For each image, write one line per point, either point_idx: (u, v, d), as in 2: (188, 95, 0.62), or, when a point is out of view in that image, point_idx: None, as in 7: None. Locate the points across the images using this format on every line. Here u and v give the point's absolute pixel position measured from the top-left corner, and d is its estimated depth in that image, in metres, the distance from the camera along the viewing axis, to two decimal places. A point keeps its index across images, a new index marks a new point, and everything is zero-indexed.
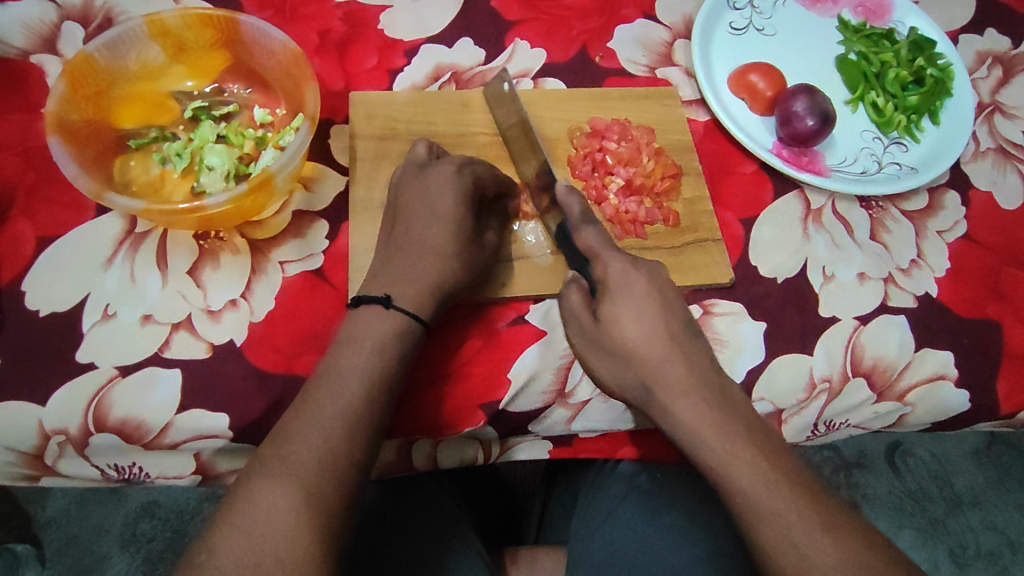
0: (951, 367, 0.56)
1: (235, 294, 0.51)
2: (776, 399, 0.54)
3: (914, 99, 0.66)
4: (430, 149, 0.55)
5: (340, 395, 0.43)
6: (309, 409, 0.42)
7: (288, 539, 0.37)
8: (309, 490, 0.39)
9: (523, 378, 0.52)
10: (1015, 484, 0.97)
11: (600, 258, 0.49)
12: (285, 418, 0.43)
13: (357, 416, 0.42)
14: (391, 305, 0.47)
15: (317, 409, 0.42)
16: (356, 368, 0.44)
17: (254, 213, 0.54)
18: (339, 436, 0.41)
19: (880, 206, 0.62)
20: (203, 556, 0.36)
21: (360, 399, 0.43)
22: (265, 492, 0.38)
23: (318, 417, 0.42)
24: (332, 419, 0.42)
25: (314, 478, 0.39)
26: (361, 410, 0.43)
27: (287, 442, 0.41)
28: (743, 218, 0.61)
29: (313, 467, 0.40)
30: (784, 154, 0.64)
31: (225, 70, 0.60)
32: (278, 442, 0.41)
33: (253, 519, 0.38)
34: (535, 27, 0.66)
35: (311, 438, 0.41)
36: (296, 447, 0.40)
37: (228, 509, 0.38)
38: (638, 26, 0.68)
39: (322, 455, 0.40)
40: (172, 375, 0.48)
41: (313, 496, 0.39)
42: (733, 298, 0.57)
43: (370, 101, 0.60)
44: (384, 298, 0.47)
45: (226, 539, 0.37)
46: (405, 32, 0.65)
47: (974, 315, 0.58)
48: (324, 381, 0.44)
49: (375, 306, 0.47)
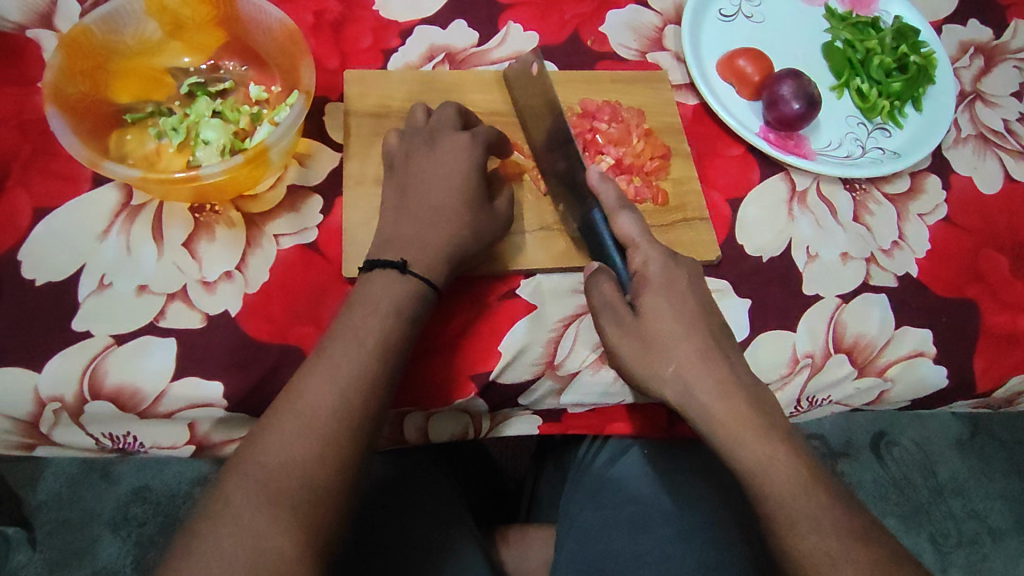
0: (930, 344, 0.58)
1: (230, 266, 0.52)
2: (760, 373, 0.56)
3: (898, 85, 0.67)
4: (426, 113, 0.57)
5: (357, 354, 0.44)
6: (324, 365, 0.43)
7: (300, 493, 0.39)
8: (326, 445, 0.41)
9: (513, 350, 0.53)
10: (998, 474, 1.00)
11: (640, 248, 0.50)
12: (293, 382, 0.43)
13: (371, 375, 0.43)
14: (407, 271, 0.48)
15: (331, 366, 0.43)
16: (371, 328, 0.45)
17: (249, 187, 0.54)
18: (352, 395, 0.42)
19: (864, 189, 0.64)
20: (220, 504, 0.38)
21: (372, 363, 0.44)
22: (271, 453, 0.40)
23: (334, 373, 0.43)
24: (346, 377, 0.43)
25: (325, 435, 0.41)
26: (377, 370, 0.44)
27: (294, 404, 0.41)
28: (729, 199, 0.62)
29: (329, 422, 0.41)
30: (770, 138, 0.65)
31: (222, 47, 0.60)
32: (293, 397, 0.42)
33: (260, 478, 0.39)
34: (529, 9, 0.68)
35: (327, 394, 0.42)
36: (302, 411, 0.41)
37: (243, 458, 0.40)
38: (629, 11, 0.70)
39: (325, 420, 0.41)
40: (166, 345, 0.49)
41: (315, 462, 0.40)
42: (719, 275, 0.59)
43: (365, 78, 0.61)
44: (400, 263, 0.48)
45: (241, 491, 0.38)
46: (400, 14, 0.66)
47: (953, 295, 0.60)
48: (339, 338, 0.44)
49: (391, 271, 0.47)
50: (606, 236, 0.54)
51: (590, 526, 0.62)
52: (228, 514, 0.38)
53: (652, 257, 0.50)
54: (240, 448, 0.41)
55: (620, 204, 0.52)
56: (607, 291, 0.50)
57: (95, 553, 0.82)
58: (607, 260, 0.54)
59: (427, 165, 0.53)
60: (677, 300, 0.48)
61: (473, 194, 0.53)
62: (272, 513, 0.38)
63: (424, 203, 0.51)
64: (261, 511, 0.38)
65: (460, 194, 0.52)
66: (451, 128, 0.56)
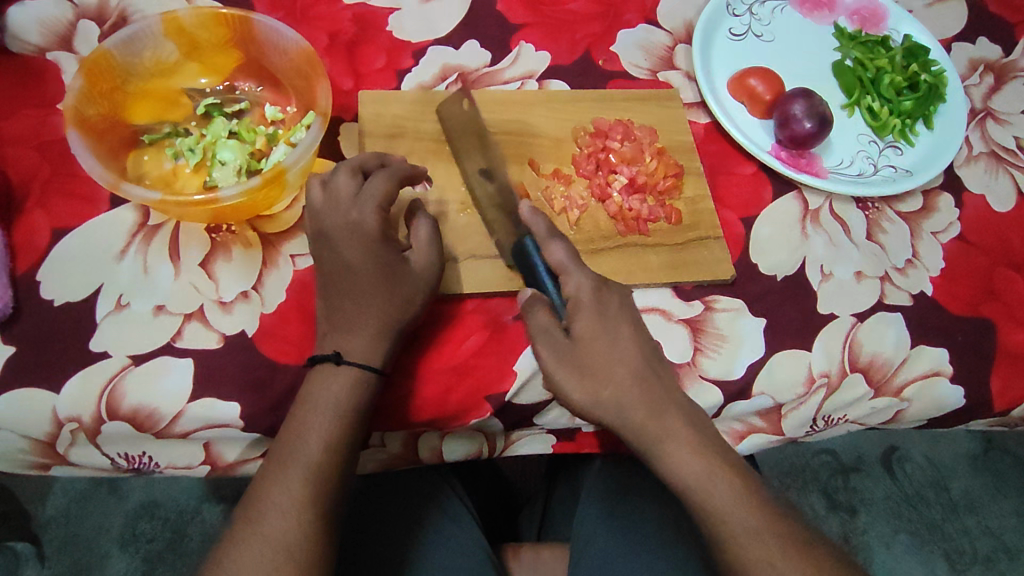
0: (947, 364, 0.57)
1: (246, 286, 0.52)
2: (776, 394, 0.56)
3: (909, 103, 0.68)
4: (351, 175, 0.51)
5: (336, 387, 0.46)
6: (309, 403, 0.46)
7: (302, 524, 0.43)
8: (317, 475, 0.44)
9: (529, 371, 0.53)
10: (1013, 491, 0.99)
11: (571, 276, 0.50)
12: (292, 408, 0.47)
13: (352, 406, 0.47)
14: (342, 361, 0.47)
15: (315, 403, 0.46)
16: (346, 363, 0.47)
17: (265, 208, 0.55)
18: (335, 426, 0.46)
19: (876, 208, 0.64)
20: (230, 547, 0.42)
21: (351, 394, 0.47)
22: (286, 475, 0.44)
23: (317, 410, 0.46)
24: (329, 411, 0.46)
25: (315, 467, 0.44)
26: (356, 400, 0.47)
27: (301, 426, 0.45)
28: (742, 217, 0.62)
29: (318, 455, 0.45)
30: (781, 156, 0.65)
31: (237, 68, 0.61)
32: (283, 435, 0.45)
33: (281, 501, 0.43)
34: (541, 30, 0.69)
35: (314, 430, 0.45)
36: (309, 434, 0.45)
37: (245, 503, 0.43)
38: (640, 30, 0.71)
39: (328, 441, 0.45)
40: (183, 365, 0.49)
41: (326, 478, 0.45)
42: (734, 294, 0.58)
43: (379, 99, 0.62)
44: (333, 355, 0.47)
45: (248, 532, 0.42)
46: (413, 34, 0.67)
47: (968, 313, 0.59)
48: (317, 376, 0.47)
49: (326, 363, 0.47)
50: (537, 262, 0.52)
51: (600, 544, 0.61)
52: (257, 533, 0.42)
53: (584, 283, 0.49)
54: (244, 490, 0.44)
55: (551, 233, 0.51)
56: (544, 321, 0.50)
57: (104, 569, 0.82)
58: (539, 284, 0.53)
59: (339, 229, 0.49)
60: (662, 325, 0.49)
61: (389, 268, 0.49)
62: (295, 530, 0.43)
63: (339, 275, 0.49)
64: (277, 537, 0.42)
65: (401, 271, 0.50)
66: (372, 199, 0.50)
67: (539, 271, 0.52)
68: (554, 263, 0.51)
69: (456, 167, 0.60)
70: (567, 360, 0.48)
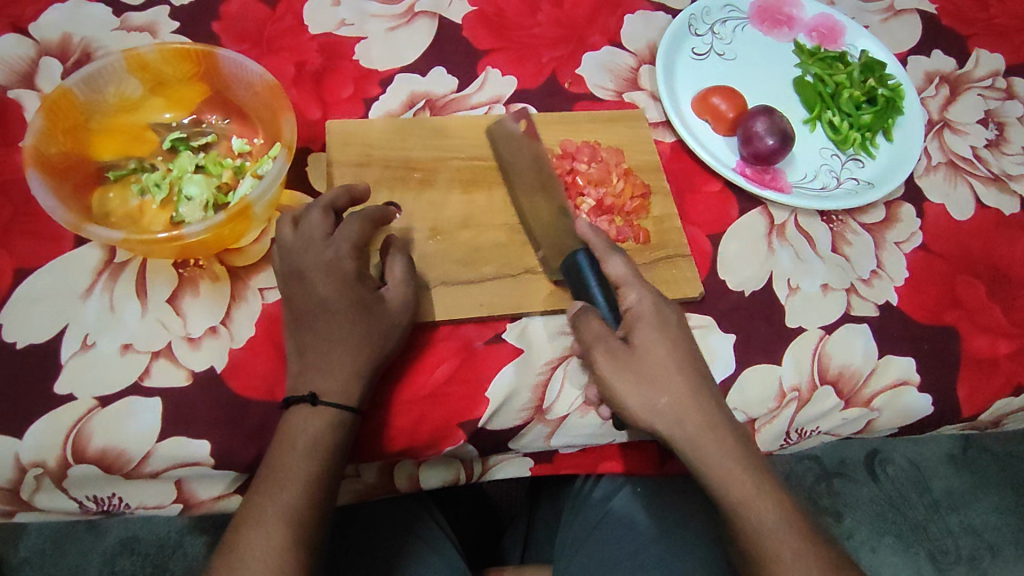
0: (914, 373, 0.58)
1: (215, 321, 0.52)
2: (748, 409, 0.56)
3: (869, 117, 0.69)
4: (323, 214, 0.51)
5: (310, 425, 0.46)
6: (285, 442, 0.46)
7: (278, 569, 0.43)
8: (293, 518, 0.45)
9: (501, 396, 0.53)
10: (993, 487, 1.00)
11: (630, 287, 0.52)
12: (271, 445, 0.47)
13: (325, 445, 0.47)
14: (318, 402, 0.47)
15: (291, 442, 0.46)
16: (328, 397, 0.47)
17: (233, 241, 0.54)
18: (310, 466, 0.46)
19: (840, 220, 0.65)
20: None
21: (324, 434, 0.47)
22: (265, 513, 0.44)
23: (291, 451, 0.46)
24: (302, 451, 0.46)
25: (292, 508, 0.45)
26: (331, 440, 0.47)
27: (279, 465, 0.45)
28: (709, 234, 0.63)
29: (295, 497, 0.45)
30: (746, 172, 0.66)
31: (204, 101, 0.61)
32: (262, 474, 0.46)
33: (259, 540, 0.44)
34: (507, 55, 0.70)
35: (291, 471, 0.45)
36: (288, 474, 0.45)
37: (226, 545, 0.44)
38: (604, 52, 0.72)
39: (308, 481, 0.46)
40: (151, 404, 0.48)
41: (303, 519, 0.45)
42: (703, 311, 0.59)
43: (347, 129, 0.62)
44: (309, 396, 0.47)
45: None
46: (380, 63, 0.68)
47: (933, 321, 0.61)
48: (294, 417, 0.47)
49: (303, 406, 0.47)
50: (586, 270, 0.54)
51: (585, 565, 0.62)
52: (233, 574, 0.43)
53: (645, 296, 0.52)
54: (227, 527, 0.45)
55: (609, 248, 0.54)
56: (597, 328, 0.50)
57: None
58: (586, 294, 0.54)
59: (315, 268, 0.49)
60: (672, 337, 0.50)
61: (362, 306, 0.49)
62: (271, 569, 0.43)
63: (320, 315, 0.48)
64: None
65: (369, 310, 0.49)
66: (351, 244, 0.50)
67: (589, 279, 0.53)
68: (612, 276, 0.53)
69: (425, 193, 0.60)
70: (617, 362, 0.49)
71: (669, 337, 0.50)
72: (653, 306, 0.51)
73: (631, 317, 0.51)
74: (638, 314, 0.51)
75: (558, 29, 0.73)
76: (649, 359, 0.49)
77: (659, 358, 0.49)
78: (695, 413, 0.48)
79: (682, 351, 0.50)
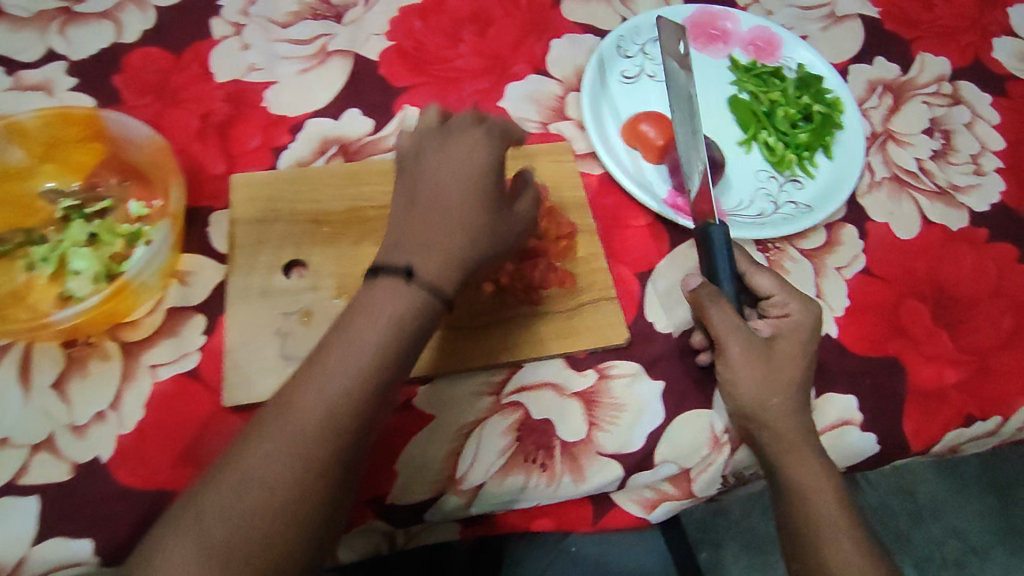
0: (856, 411, 0.56)
1: (102, 405, 0.50)
2: (680, 459, 0.55)
3: (805, 136, 0.67)
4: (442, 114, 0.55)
5: (325, 391, 0.41)
6: (295, 409, 0.41)
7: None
8: (289, 506, 0.39)
9: (414, 466, 0.51)
10: (976, 490, 0.97)
11: (780, 299, 0.55)
12: (263, 417, 0.42)
13: (339, 422, 0.41)
14: (414, 280, 0.45)
15: (292, 416, 0.40)
16: (355, 358, 0.42)
17: (124, 315, 0.53)
18: (318, 445, 0.40)
19: (778, 247, 0.63)
20: (156, 559, 0.37)
21: (335, 411, 0.41)
22: (234, 482, 0.39)
23: (292, 429, 0.40)
24: (305, 429, 0.40)
25: (278, 496, 0.39)
26: (343, 418, 0.41)
27: (269, 439, 0.40)
28: (638, 273, 0.60)
29: (289, 485, 0.39)
30: (677, 203, 0.63)
31: (100, 162, 0.58)
32: (241, 449, 0.40)
33: (222, 500, 0.38)
34: (426, 91, 0.67)
35: (282, 452, 0.39)
36: (297, 435, 0.40)
37: (182, 514, 0.39)
38: (530, 81, 0.69)
39: (303, 456, 0.39)
40: (30, 503, 0.46)
41: (299, 516, 0.39)
42: (631, 358, 0.57)
43: (255, 183, 0.59)
44: (406, 271, 0.45)
45: (180, 545, 0.37)
46: (291, 108, 0.65)
47: (875, 353, 0.58)
48: (303, 387, 0.41)
49: (339, 363, 0.42)
50: (722, 250, 0.55)
51: None
52: (176, 541, 0.38)
53: (800, 308, 0.55)
54: (188, 496, 0.39)
55: (756, 265, 0.57)
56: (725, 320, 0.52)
57: None
58: (716, 277, 0.55)
59: (436, 238, 0.47)
60: (798, 350, 0.53)
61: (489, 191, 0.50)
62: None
63: (394, 289, 0.44)
64: None
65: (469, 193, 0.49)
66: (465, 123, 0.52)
67: (717, 255, 0.55)
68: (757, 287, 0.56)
69: (336, 249, 0.57)
70: (752, 359, 0.52)
71: (798, 347, 0.53)
72: (795, 321, 0.54)
73: (778, 328, 0.54)
74: (785, 326, 0.54)
75: (480, 59, 0.70)
76: (781, 364, 0.52)
77: (787, 362, 0.53)
78: (797, 422, 0.52)
79: (803, 359, 0.53)
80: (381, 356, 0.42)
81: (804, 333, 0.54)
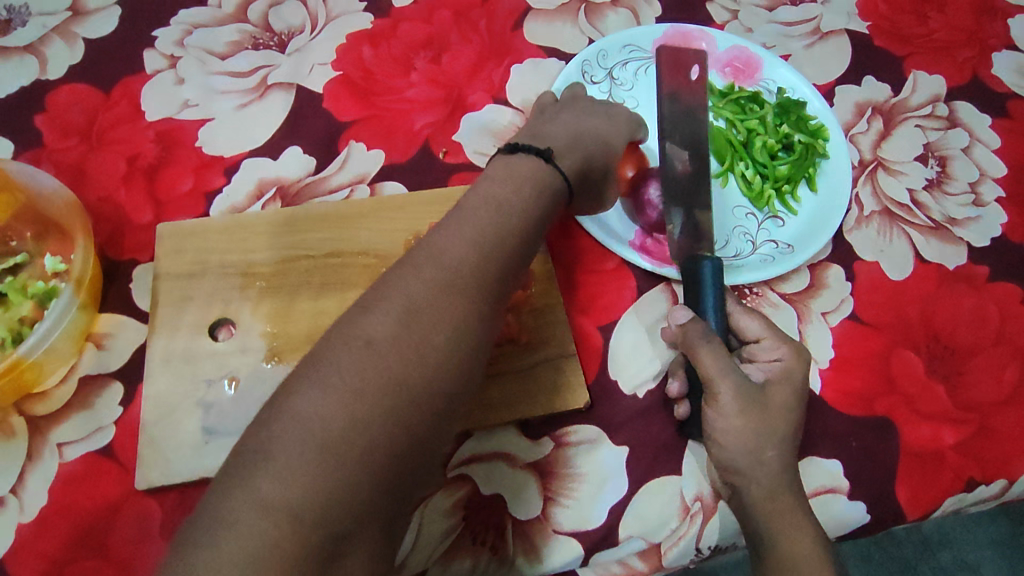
0: (842, 478, 0.51)
1: (4, 490, 0.47)
2: (647, 533, 0.49)
3: (785, 168, 0.61)
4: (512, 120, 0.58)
5: (429, 273, 0.38)
6: (380, 292, 0.37)
7: (360, 440, 0.32)
8: (393, 354, 0.34)
9: None
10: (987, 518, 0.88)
11: (767, 345, 0.49)
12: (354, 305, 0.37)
13: (457, 319, 0.37)
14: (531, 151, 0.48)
15: (391, 292, 0.37)
16: (446, 260, 0.39)
17: (33, 385, 0.49)
18: (420, 290, 0.37)
19: (756, 292, 0.58)
20: (296, 401, 0.32)
21: (466, 295, 0.38)
22: (299, 423, 0.32)
23: (429, 301, 0.37)
24: (419, 313, 0.36)
25: (414, 336, 0.35)
26: (462, 317, 0.37)
27: (328, 376, 0.33)
28: (601, 325, 0.55)
29: (401, 345, 0.35)
30: (645, 245, 0.58)
31: (11, 215, 0.53)
32: (366, 307, 0.36)
33: (347, 359, 0.34)
34: (374, 125, 0.62)
35: (398, 307, 0.36)
36: (372, 310, 0.36)
37: (317, 363, 0.34)
38: (487, 112, 0.64)
39: (411, 334, 0.35)
40: None
41: (412, 347, 0.35)
42: (591, 422, 0.52)
43: (180, 232, 0.54)
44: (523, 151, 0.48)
45: (300, 400, 0.32)
46: (226, 148, 0.60)
47: (862, 412, 0.53)
48: (403, 273, 0.38)
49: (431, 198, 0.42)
50: (709, 278, 0.50)
51: None
52: (235, 495, 0.30)
53: (786, 355, 0.49)
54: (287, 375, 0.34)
55: (742, 306, 0.51)
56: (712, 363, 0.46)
57: None
58: (699, 309, 0.50)
59: (479, 202, 0.43)
60: (786, 404, 0.47)
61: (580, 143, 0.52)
62: (343, 411, 0.32)
63: (440, 240, 0.40)
64: (300, 457, 0.31)
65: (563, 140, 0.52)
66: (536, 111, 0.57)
67: (704, 284, 0.50)
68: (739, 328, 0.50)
69: (268, 304, 0.52)
70: (743, 402, 0.46)
71: (789, 396, 0.47)
72: (785, 369, 0.48)
73: (766, 376, 0.48)
74: (774, 373, 0.48)
75: (434, 88, 0.64)
76: (771, 411, 0.46)
77: (778, 405, 0.47)
78: (782, 487, 0.46)
79: (788, 416, 0.47)
80: (455, 259, 0.39)
81: (794, 382, 0.48)
